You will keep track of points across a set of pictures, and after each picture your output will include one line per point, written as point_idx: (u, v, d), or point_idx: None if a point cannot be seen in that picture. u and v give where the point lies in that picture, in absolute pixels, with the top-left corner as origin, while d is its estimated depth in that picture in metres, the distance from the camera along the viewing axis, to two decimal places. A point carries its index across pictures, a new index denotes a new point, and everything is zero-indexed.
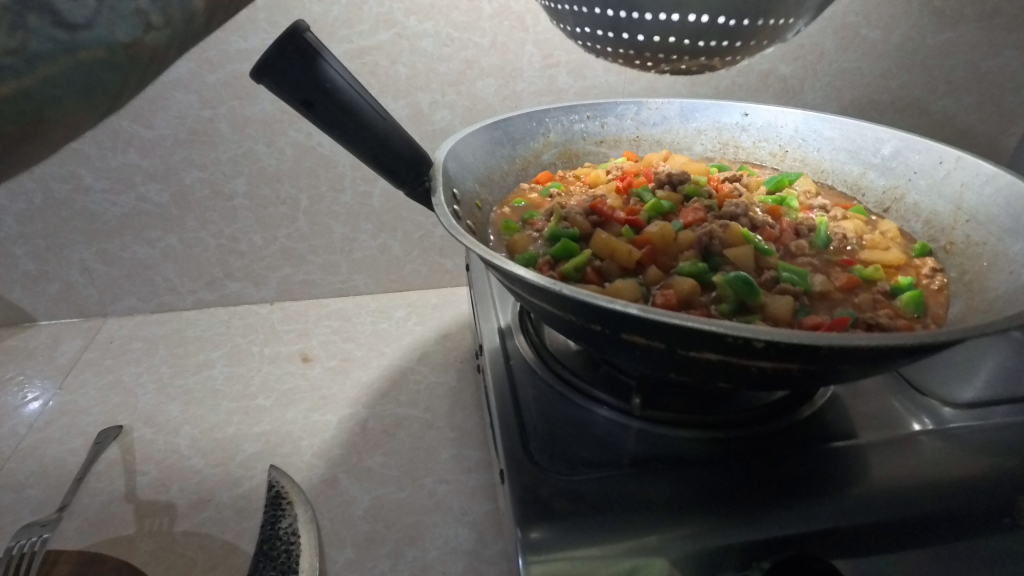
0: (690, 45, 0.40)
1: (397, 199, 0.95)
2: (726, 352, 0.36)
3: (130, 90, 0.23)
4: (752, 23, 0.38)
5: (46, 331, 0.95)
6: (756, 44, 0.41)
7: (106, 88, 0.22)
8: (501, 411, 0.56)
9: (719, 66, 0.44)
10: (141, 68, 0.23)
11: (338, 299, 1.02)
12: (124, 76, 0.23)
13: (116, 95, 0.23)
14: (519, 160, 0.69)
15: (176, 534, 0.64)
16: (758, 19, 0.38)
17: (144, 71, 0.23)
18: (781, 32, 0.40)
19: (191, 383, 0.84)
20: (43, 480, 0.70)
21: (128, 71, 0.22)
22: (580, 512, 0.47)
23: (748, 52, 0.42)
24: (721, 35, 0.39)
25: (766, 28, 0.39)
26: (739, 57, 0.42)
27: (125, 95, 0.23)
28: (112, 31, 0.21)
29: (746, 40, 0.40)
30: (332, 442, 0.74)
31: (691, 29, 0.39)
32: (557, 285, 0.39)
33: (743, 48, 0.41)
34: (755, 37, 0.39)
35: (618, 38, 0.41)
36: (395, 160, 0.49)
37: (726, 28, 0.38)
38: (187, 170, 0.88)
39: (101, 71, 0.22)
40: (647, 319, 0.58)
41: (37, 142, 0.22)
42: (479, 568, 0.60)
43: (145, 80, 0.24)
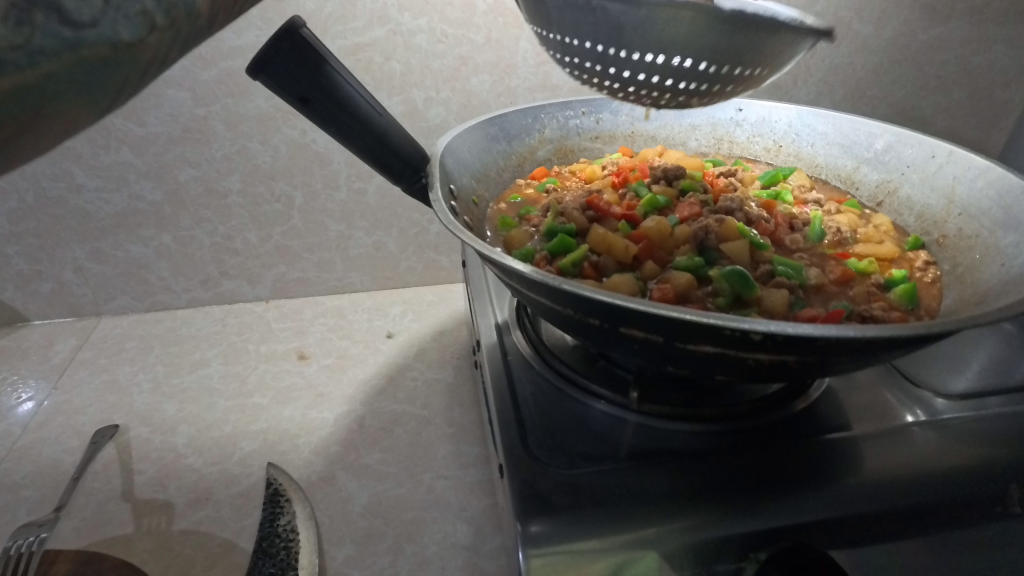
0: (668, 84, 0.42)
1: (392, 195, 0.95)
2: (724, 345, 0.37)
3: (130, 87, 0.24)
4: (729, 70, 0.40)
5: (40, 330, 0.95)
6: (728, 89, 0.43)
7: (109, 85, 0.23)
8: (500, 406, 0.56)
9: (696, 105, 0.47)
10: (141, 68, 0.23)
11: (333, 297, 1.02)
12: (126, 75, 0.23)
13: (116, 93, 0.23)
14: (515, 156, 0.69)
15: (174, 532, 0.64)
16: (737, 67, 0.40)
17: (145, 71, 0.24)
18: (753, 82, 0.43)
19: (187, 382, 0.83)
20: (39, 480, 0.69)
21: (128, 70, 0.23)
22: (579, 505, 0.47)
23: (724, 93, 0.44)
24: (701, 79, 0.41)
25: (743, 77, 0.42)
26: (717, 98, 0.44)
27: (126, 92, 0.24)
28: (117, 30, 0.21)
29: (721, 84, 0.42)
30: (329, 439, 0.74)
31: (672, 70, 0.41)
32: (556, 280, 0.39)
33: (723, 89, 0.43)
34: (717, 95, 0.44)
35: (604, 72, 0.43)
36: (392, 157, 0.49)
37: (705, 73, 0.41)
38: (181, 168, 0.87)
39: (103, 69, 0.22)
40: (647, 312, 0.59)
41: (36, 137, 0.22)
42: (478, 563, 0.61)
43: (145, 77, 0.24)
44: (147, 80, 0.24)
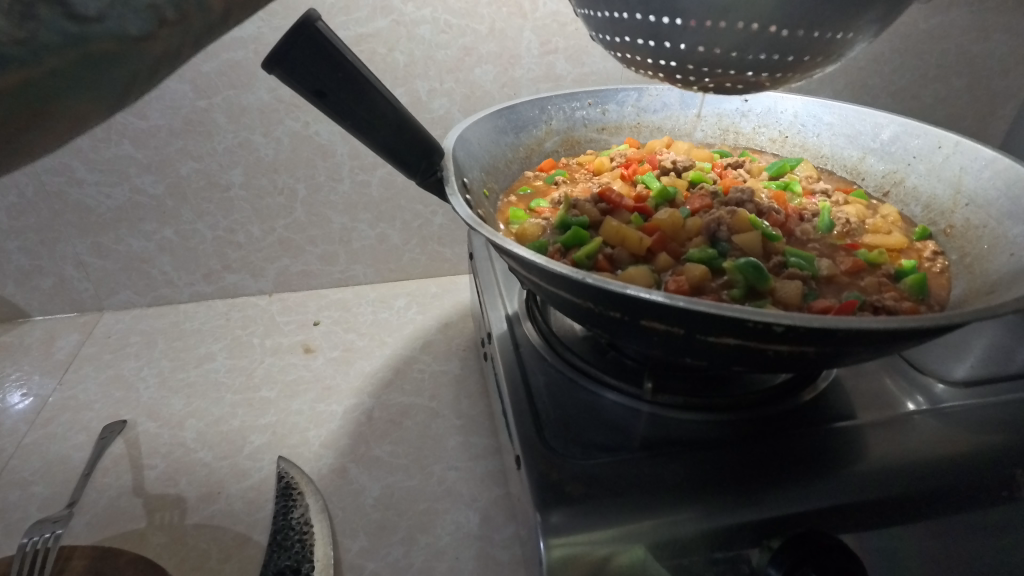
0: (737, 55, 0.40)
1: (395, 187, 0.94)
2: (745, 336, 0.37)
3: (142, 83, 0.24)
4: (805, 35, 0.38)
5: (41, 326, 0.94)
6: (812, 61, 0.40)
7: (120, 79, 0.23)
8: (514, 397, 0.57)
9: (770, 83, 0.43)
10: (152, 63, 0.23)
11: (337, 289, 1.02)
12: (137, 70, 0.23)
13: (127, 87, 0.23)
14: (522, 148, 0.68)
15: (187, 526, 0.64)
16: (814, 31, 0.37)
17: (157, 66, 0.24)
18: (838, 49, 0.40)
19: (192, 376, 0.83)
20: (48, 477, 0.69)
21: (138, 63, 0.23)
22: (596, 495, 0.47)
23: (798, 70, 0.42)
24: (770, 47, 0.38)
25: (822, 42, 0.38)
26: (791, 74, 0.42)
27: (137, 88, 0.24)
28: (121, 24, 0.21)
29: (801, 56, 0.40)
30: (339, 432, 0.75)
31: (738, 41, 0.38)
32: (578, 273, 0.39)
33: (798, 66, 0.41)
34: (792, 69, 0.41)
35: (660, 48, 0.41)
36: (411, 150, 0.49)
37: (776, 40, 0.38)
38: (183, 162, 0.87)
39: (107, 64, 0.22)
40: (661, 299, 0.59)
41: (49, 133, 0.23)
42: (492, 553, 0.61)
43: (155, 75, 0.24)
44: (160, 77, 0.24)
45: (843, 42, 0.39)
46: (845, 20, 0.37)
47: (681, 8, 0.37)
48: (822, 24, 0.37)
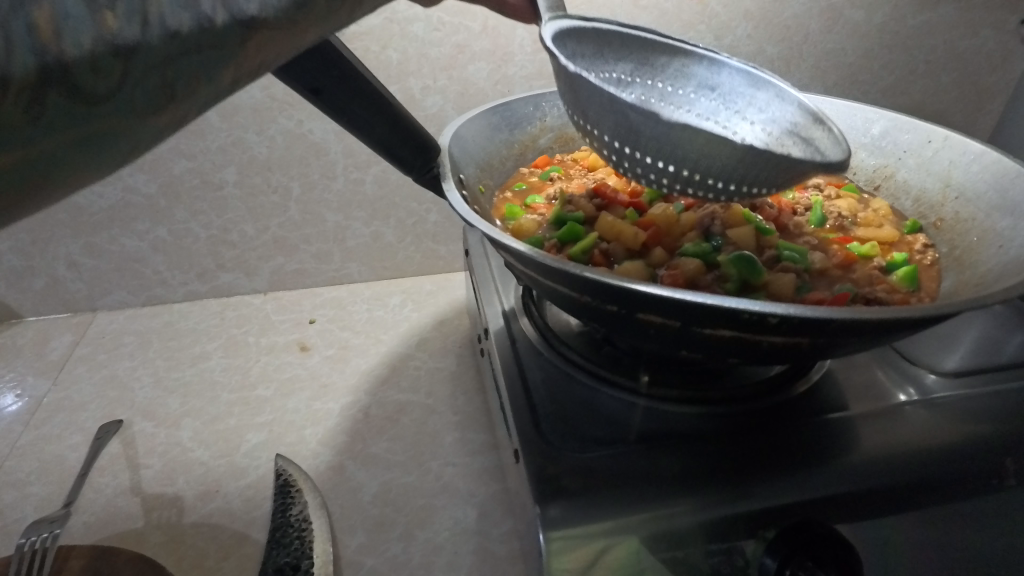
0: (681, 187, 0.47)
1: (389, 185, 0.94)
2: (740, 328, 0.38)
3: (141, 149, 0.24)
4: (740, 188, 0.45)
5: (34, 327, 0.93)
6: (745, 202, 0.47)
7: (122, 149, 0.23)
8: (511, 392, 0.57)
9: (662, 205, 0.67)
10: (156, 132, 0.23)
11: (331, 287, 1.01)
12: (139, 137, 0.23)
13: (128, 155, 0.23)
14: (517, 145, 0.69)
15: (185, 525, 0.64)
16: (749, 185, 0.44)
17: (159, 133, 0.23)
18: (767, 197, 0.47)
19: (188, 376, 0.83)
20: (45, 478, 0.70)
21: (142, 135, 0.23)
22: (593, 487, 0.48)
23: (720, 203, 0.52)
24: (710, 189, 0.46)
25: (754, 194, 0.45)
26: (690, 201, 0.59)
27: (140, 149, 0.24)
28: (132, 100, 0.21)
29: (734, 198, 0.46)
30: (336, 430, 0.75)
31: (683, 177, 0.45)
32: (575, 268, 0.39)
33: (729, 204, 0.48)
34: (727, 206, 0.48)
35: (620, 162, 0.48)
36: (406, 147, 0.49)
37: (716, 185, 0.45)
38: (176, 161, 0.86)
39: (105, 139, 0.22)
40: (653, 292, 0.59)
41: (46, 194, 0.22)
42: (489, 548, 0.62)
43: (160, 134, 0.24)
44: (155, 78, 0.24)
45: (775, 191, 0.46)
46: (774, 182, 0.43)
47: (642, 143, 0.44)
48: (759, 182, 0.44)
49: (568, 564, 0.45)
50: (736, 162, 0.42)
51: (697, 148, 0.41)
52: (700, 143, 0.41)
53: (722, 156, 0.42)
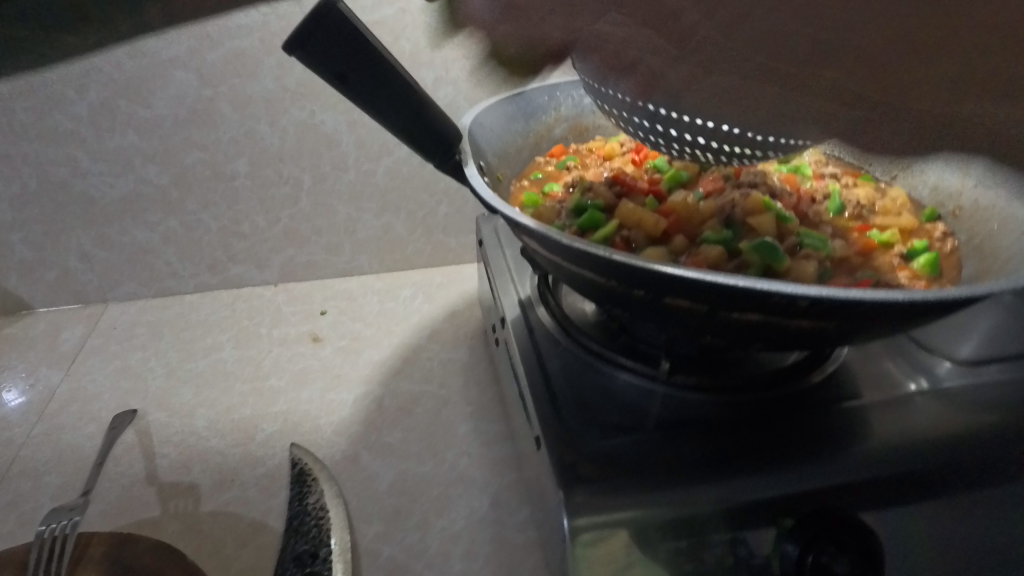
0: (715, 147, 0.52)
1: (401, 176, 0.93)
2: (769, 312, 0.38)
3: None
4: (775, 139, 0.51)
5: (46, 319, 0.93)
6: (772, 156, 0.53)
7: None
8: (530, 379, 0.57)
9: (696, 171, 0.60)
10: None
11: (342, 280, 1.00)
12: None
13: None
14: (532, 135, 0.68)
15: (202, 514, 0.64)
16: (783, 135, 0.51)
17: None
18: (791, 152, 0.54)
19: (201, 366, 0.83)
20: (61, 467, 0.70)
21: None
22: (616, 474, 0.48)
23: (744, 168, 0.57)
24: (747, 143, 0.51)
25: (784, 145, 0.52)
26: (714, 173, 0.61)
27: None
28: None
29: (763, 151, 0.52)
30: (350, 420, 0.75)
31: (718, 135, 0.51)
32: (605, 251, 0.39)
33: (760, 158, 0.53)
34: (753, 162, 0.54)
35: (652, 128, 0.52)
36: (427, 135, 0.49)
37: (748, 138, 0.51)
38: (188, 151, 0.86)
39: None
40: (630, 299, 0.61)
41: None
42: (507, 536, 0.62)
43: None
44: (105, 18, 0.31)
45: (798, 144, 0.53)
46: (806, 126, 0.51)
47: (681, 101, 0.48)
48: (789, 130, 0.51)
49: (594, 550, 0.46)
50: (773, 105, 0.48)
51: (732, 93, 0.48)
52: (741, 90, 0.47)
53: (748, 114, 0.49)
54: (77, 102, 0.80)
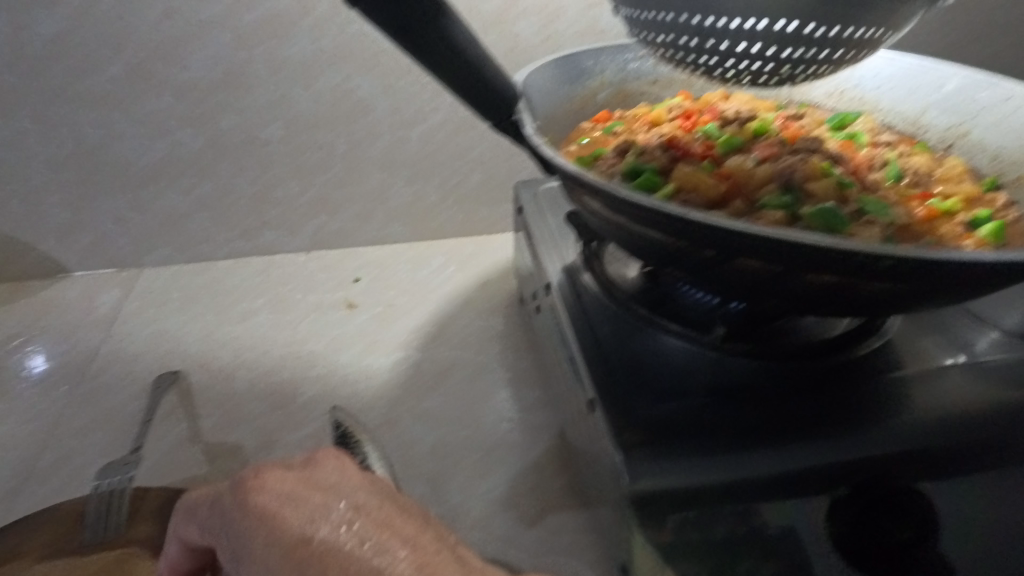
0: (776, 56, 0.45)
1: (435, 143, 0.92)
2: (845, 274, 0.38)
3: None
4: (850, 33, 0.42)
5: (82, 282, 0.94)
6: (852, 57, 0.45)
7: None
8: (580, 343, 0.57)
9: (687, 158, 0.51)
10: None
11: (373, 248, 1.00)
12: None
13: None
14: (577, 99, 0.68)
15: (249, 472, 0.65)
16: (859, 27, 0.42)
17: None
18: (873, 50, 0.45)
19: (238, 331, 0.84)
20: (106, 425, 0.71)
21: None
22: (672, 437, 0.48)
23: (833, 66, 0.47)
24: (813, 44, 0.43)
25: (863, 40, 0.43)
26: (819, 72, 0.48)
27: None
28: None
29: (839, 51, 0.44)
30: (389, 384, 0.76)
31: (776, 37, 0.43)
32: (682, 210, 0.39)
33: (835, 62, 0.45)
34: (832, 66, 0.46)
35: (698, 47, 0.46)
36: (486, 93, 0.48)
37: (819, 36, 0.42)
38: (223, 115, 0.85)
39: None
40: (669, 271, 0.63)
41: None
42: (550, 499, 0.62)
43: None
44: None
45: (879, 39, 0.44)
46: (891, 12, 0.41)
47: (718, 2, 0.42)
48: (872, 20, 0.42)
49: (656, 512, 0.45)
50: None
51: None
52: None
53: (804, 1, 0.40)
54: (113, 63, 0.79)
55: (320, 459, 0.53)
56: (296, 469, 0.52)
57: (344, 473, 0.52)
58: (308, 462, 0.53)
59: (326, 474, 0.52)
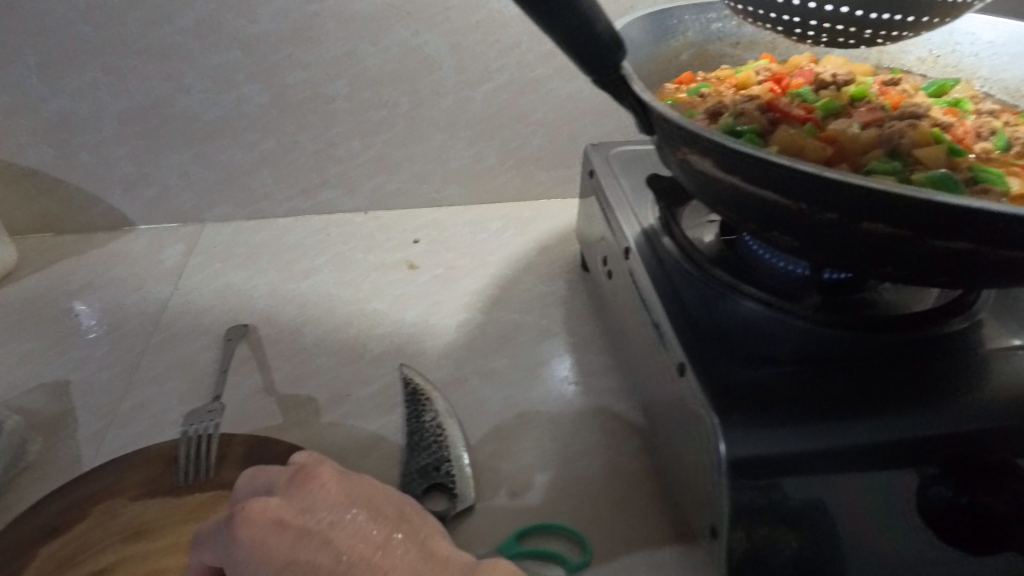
0: (861, 16, 0.50)
1: (498, 104, 0.91)
2: (980, 240, 0.36)
3: None
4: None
5: (147, 236, 0.95)
6: (929, 22, 0.50)
7: None
8: (665, 307, 0.57)
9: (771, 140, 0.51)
10: None
11: (430, 209, 1.00)
12: None
13: None
14: (660, 59, 0.66)
15: (322, 424, 0.67)
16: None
17: None
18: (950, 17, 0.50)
19: (302, 287, 0.85)
20: (182, 374, 0.72)
21: None
22: (767, 403, 0.48)
23: (912, 30, 0.52)
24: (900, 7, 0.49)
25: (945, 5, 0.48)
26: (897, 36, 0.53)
27: None
28: None
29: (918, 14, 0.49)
30: (454, 344, 0.76)
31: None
32: (811, 169, 0.38)
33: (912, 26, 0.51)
34: (910, 29, 0.51)
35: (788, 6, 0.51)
36: (591, 45, 0.45)
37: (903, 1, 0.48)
38: (289, 70, 0.85)
39: None
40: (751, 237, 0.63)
41: None
42: (621, 462, 0.63)
43: None
44: None
45: (958, 8, 0.49)
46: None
47: None
48: None
49: (751, 476, 0.45)
50: None
51: None
52: None
53: None
54: (185, 14, 0.79)
55: (311, 470, 0.43)
56: (281, 488, 0.42)
57: (329, 491, 0.42)
58: (296, 475, 0.43)
59: (308, 493, 0.41)
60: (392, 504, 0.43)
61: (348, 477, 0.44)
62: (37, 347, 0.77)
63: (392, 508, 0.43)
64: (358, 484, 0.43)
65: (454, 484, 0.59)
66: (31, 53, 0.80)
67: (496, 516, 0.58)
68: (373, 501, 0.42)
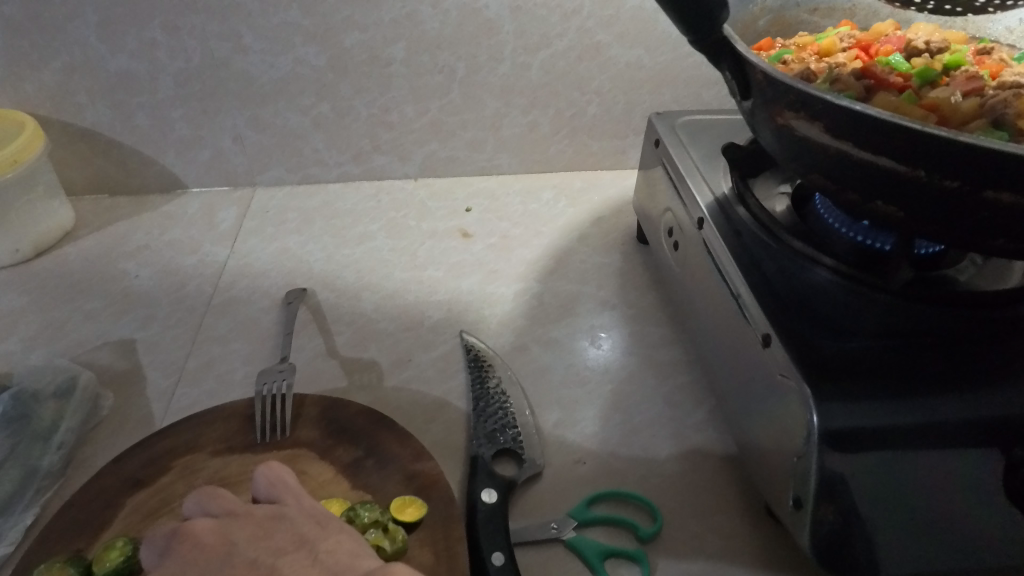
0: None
1: (557, 71, 0.89)
2: None
3: None
4: None
5: (199, 199, 0.95)
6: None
7: None
8: (746, 279, 0.56)
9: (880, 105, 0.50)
10: None
11: (480, 178, 0.99)
12: None
13: None
14: (740, 23, 0.64)
15: (386, 388, 0.67)
16: None
17: None
18: None
19: (358, 253, 0.85)
20: (245, 336, 0.73)
21: None
22: (859, 378, 0.48)
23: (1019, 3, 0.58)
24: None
25: None
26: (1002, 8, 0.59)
27: None
28: None
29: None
30: (513, 313, 0.76)
31: None
32: (939, 134, 0.37)
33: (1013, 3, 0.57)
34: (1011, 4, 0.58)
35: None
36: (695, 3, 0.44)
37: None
38: (347, 32, 0.84)
39: None
40: (830, 207, 0.61)
41: None
42: (687, 434, 0.63)
43: None
44: None
45: None
46: None
47: None
48: None
49: (844, 450, 0.45)
50: None
51: None
52: None
53: None
54: None
55: (185, 528, 0.44)
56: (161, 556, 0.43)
57: (205, 543, 0.43)
58: (176, 537, 0.44)
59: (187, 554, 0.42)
60: (287, 534, 0.44)
61: (232, 522, 0.44)
62: (101, 307, 0.78)
63: (285, 538, 0.43)
64: (237, 525, 0.44)
65: (523, 449, 0.59)
66: (92, 10, 0.80)
67: (564, 482, 0.58)
68: (260, 545, 0.43)
